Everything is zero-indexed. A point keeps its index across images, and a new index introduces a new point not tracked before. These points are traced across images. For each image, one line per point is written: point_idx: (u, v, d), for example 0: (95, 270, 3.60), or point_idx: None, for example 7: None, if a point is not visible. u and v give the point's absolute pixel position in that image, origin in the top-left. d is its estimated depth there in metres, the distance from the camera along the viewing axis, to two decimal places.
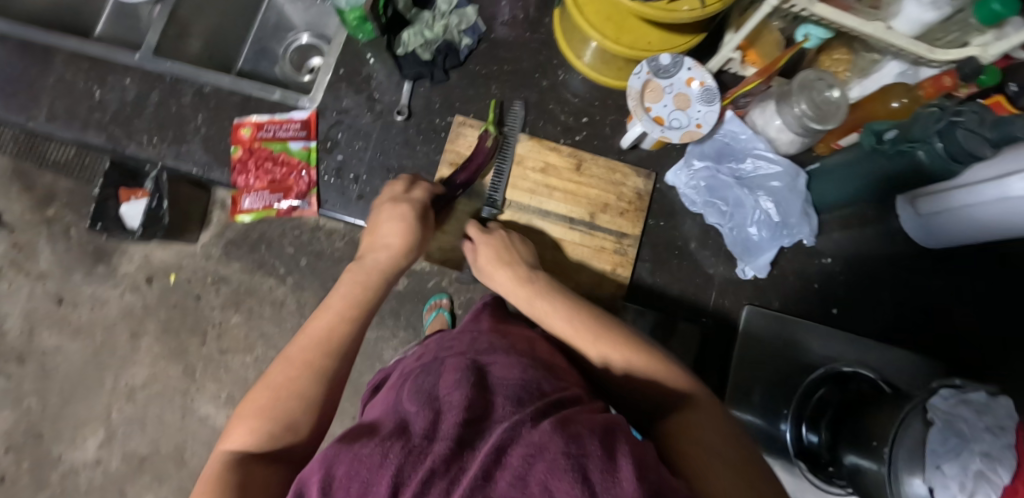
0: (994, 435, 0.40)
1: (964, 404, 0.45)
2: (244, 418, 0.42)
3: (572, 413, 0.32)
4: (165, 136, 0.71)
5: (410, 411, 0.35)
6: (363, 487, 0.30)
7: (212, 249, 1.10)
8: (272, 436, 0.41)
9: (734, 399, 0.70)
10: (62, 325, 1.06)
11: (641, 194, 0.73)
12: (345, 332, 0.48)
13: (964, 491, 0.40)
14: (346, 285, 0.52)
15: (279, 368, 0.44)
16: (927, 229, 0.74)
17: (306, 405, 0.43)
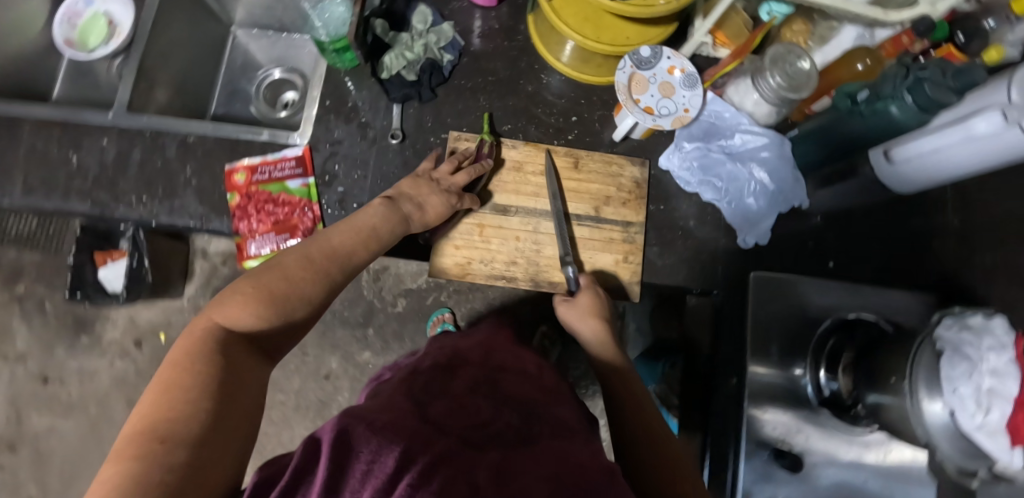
0: (996, 353, 0.48)
1: (965, 331, 0.53)
2: (241, 290, 0.48)
3: (542, 457, 0.43)
4: (155, 193, 0.69)
5: (430, 425, 0.45)
6: (374, 454, 0.39)
7: (198, 300, 1.29)
8: (256, 328, 0.48)
9: (755, 359, 0.73)
10: (54, 404, 1.26)
11: (639, 183, 0.75)
12: (337, 271, 0.55)
13: (979, 407, 0.48)
14: (353, 234, 0.58)
15: (280, 270, 0.51)
16: (899, 177, 0.77)
17: (302, 305, 0.51)
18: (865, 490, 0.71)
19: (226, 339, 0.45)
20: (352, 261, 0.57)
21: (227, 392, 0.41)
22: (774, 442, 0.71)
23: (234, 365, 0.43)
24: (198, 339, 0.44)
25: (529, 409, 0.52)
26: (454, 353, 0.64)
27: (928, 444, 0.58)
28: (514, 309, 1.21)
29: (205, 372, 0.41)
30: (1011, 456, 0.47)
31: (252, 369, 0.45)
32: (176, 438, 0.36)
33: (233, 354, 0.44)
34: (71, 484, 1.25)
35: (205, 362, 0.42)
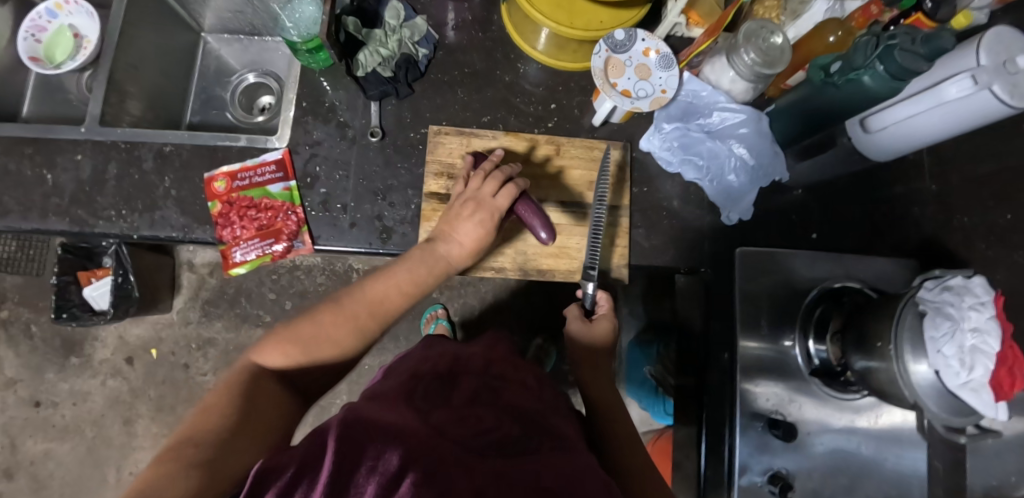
0: (977, 311, 0.57)
1: (946, 291, 0.60)
2: (280, 339, 0.55)
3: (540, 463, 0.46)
4: (135, 206, 0.68)
5: (434, 431, 0.47)
6: (375, 455, 0.41)
7: (188, 314, 1.29)
8: (286, 366, 0.55)
9: (747, 334, 0.74)
10: (48, 428, 1.25)
11: (620, 165, 0.77)
12: (375, 322, 0.59)
13: (964, 365, 0.56)
14: (395, 280, 0.61)
15: (319, 322, 0.57)
16: (874, 146, 0.79)
17: (333, 356, 0.57)
18: (857, 454, 0.73)
19: (261, 377, 0.53)
20: (388, 311, 0.60)
21: (252, 407, 0.49)
22: (768, 413, 0.73)
23: (261, 397, 0.51)
24: (242, 378, 0.52)
25: (529, 418, 0.54)
26: (462, 353, 0.66)
27: (916, 405, 0.61)
28: (508, 301, 1.21)
29: (232, 403, 0.48)
30: (992, 407, 0.56)
31: (276, 400, 0.52)
32: (208, 442, 0.44)
33: (262, 388, 0.52)
34: None
35: (236, 395, 0.49)
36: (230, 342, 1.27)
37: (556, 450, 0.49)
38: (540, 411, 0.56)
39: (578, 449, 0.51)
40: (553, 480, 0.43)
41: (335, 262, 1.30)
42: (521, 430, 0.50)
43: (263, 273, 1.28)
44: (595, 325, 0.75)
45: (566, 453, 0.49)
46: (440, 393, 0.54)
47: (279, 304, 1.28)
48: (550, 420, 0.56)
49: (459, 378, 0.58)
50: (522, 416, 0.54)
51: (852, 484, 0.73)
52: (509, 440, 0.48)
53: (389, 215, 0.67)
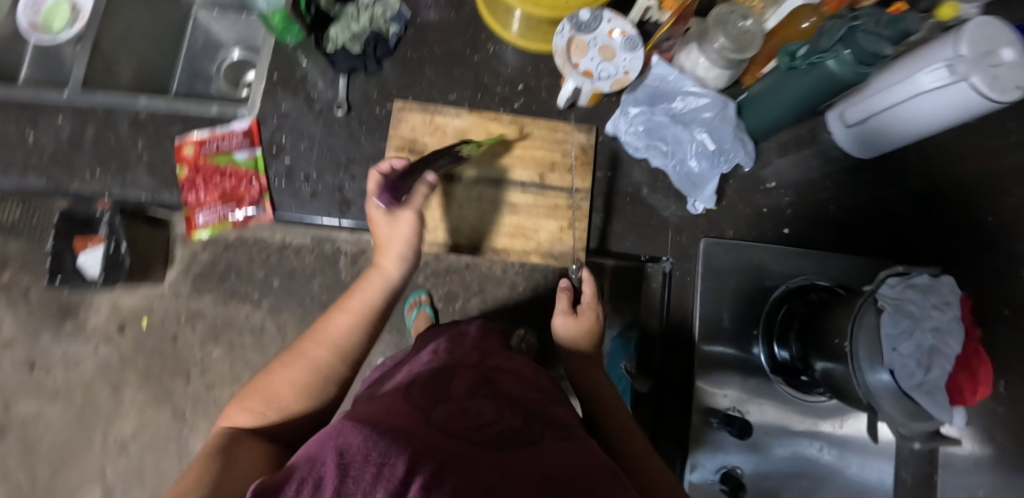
0: (940, 311, 0.55)
1: (911, 288, 0.57)
2: (244, 403, 0.53)
3: (558, 460, 0.40)
4: (108, 168, 0.75)
5: (438, 429, 0.41)
6: (380, 457, 0.34)
7: (180, 286, 1.24)
8: (261, 420, 0.51)
9: (710, 330, 0.77)
10: (38, 391, 1.20)
11: (585, 148, 0.81)
12: (326, 354, 0.56)
13: (921, 366, 0.54)
14: (348, 309, 0.60)
15: (276, 375, 0.54)
16: (855, 141, 0.79)
17: (297, 395, 0.54)
18: (816, 457, 0.76)
19: (236, 436, 0.49)
20: (352, 347, 0.58)
21: (233, 462, 0.44)
22: (725, 408, 0.75)
23: (240, 452, 0.46)
24: (214, 443, 0.48)
25: (529, 407, 0.49)
26: (449, 352, 0.60)
27: (869, 406, 0.58)
28: (494, 290, 1.20)
29: (212, 461, 0.43)
30: (947, 411, 0.54)
31: (258, 453, 0.47)
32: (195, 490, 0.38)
33: (241, 445, 0.47)
34: (59, 472, 1.19)
35: (213, 452, 0.45)
36: (218, 318, 1.23)
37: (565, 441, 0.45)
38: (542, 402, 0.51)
39: (588, 440, 0.47)
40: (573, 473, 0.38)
41: (323, 244, 1.23)
42: (529, 420, 0.45)
43: (254, 249, 1.23)
44: (580, 317, 0.71)
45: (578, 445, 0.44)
46: (434, 390, 0.49)
47: (269, 282, 1.24)
48: (559, 414, 0.50)
49: (452, 375, 0.52)
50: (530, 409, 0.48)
51: (813, 489, 0.76)
52: (521, 432, 0.43)
53: (349, 186, 0.77)
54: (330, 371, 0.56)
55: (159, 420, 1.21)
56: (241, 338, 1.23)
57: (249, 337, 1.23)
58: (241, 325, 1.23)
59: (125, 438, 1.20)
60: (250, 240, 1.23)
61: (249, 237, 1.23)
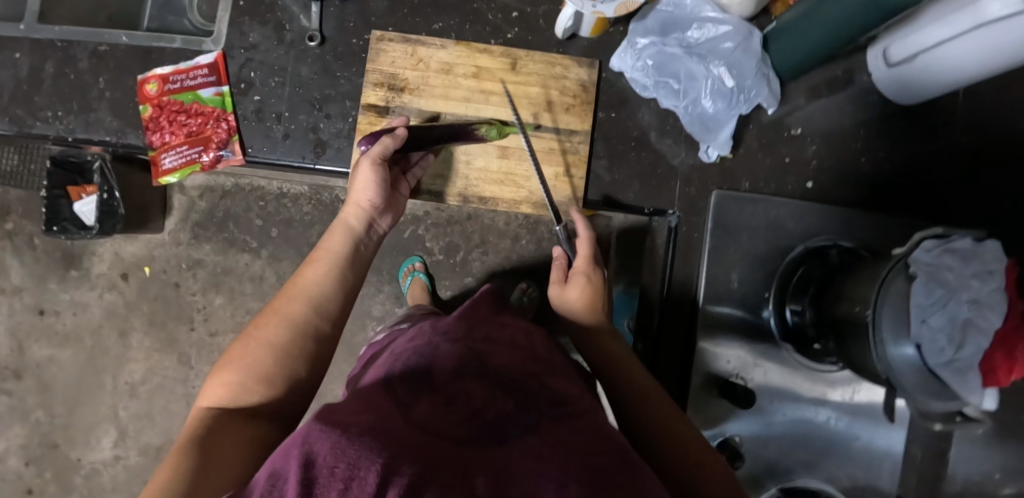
0: (981, 281, 0.46)
1: (948, 254, 0.49)
2: (220, 374, 0.47)
3: (544, 449, 0.38)
4: (68, 108, 0.72)
5: (422, 432, 0.38)
6: (350, 467, 0.31)
7: (179, 235, 1.22)
8: (238, 396, 0.46)
9: (716, 294, 0.72)
10: (51, 335, 1.21)
11: (585, 86, 0.74)
12: (304, 312, 0.52)
13: (952, 342, 0.48)
14: (321, 267, 0.57)
15: (250, 344, 0.48)
16: (900, 84, 0.70)
17: (279, 358, 0.48)
18: (824, 426, 0.74)
19: (218, 417, 0.44)
20: (331, 305, 0.54)
21: (211, 451, 0.39)
22: (729, 375, 0.72)
23: (220, 434, 0.42)
24: (190, 431, 0.42)
25: (520, 387, 0.46)
26: (431, 328, 0.56)
27: (889, 381, 0.55)
28: (495, 242, 1.16)
29: (191, 453, 0.38)
30: (977, 392, 0.48)
31: (246, 433, 0.43)
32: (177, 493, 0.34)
33: (223, 429, 0.42)
34: (73, 412, 1.21)
35: (192, 442, 0.40)
36: (219, 265, 1.21)
37: (561, 423, 0.43)
38: (535, 375, 0.49)
39: (588, 414, 0.46)
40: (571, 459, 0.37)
41: (321, 192, 1.21)
42: (519, 407, 0.44)
43: (251, 198, 1.20)
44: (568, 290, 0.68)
45: (575, 425, 0.43)
46: (415, 385, 0.46)
47: (266, 231, 1.21)
48: (549, 383, 0.49)
49: (433, 360, 0.49)
50: (515, 387, 0.46)
51: (814, 460, 0.74)
52: (508, 425, 0.41)
53: (325, 126, 0.73)
54: (313, 330, 0.51)
55: (166, 365, 1.21)
56: (241, 285, 1.21)
57: (249, 284, 1.22)
58: (241, 273, 1.21)
59: (134, 382, 1.21)
60: (246, 188, 1.21)
61: (246, 184, 1.21)
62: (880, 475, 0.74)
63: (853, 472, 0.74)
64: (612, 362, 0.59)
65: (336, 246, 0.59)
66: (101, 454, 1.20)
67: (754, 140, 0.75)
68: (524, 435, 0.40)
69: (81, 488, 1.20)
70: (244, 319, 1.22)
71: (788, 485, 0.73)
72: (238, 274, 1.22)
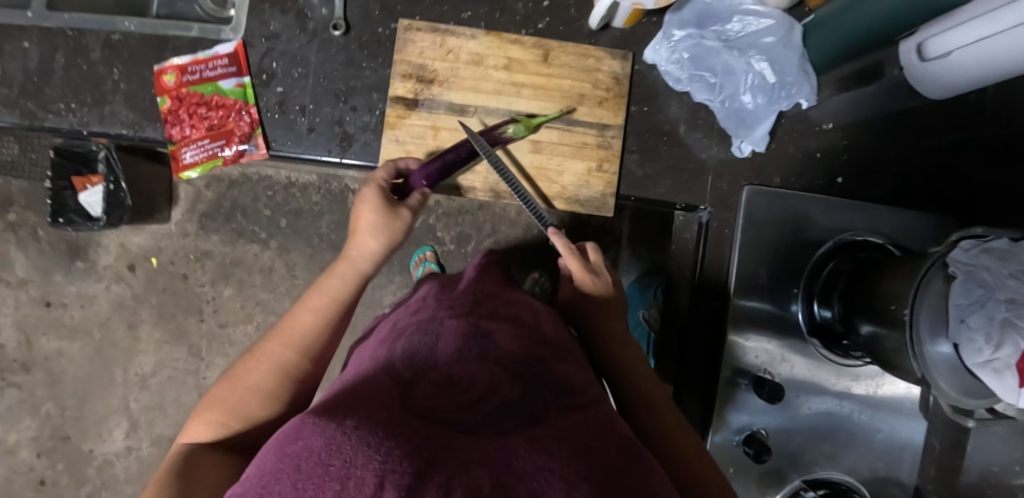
0: (1018, 281, 0.47)
1: (985, 254, 0.50)
2: (203, 413, 0.48)
3: (549, 438, 0.37)
4: (83, 100, 0.72)
5: (422, 424, 0.36)
6: (345, 464, 0.30)
7: (186, 226, 1.18)
8: (227, 431, 0.47)
9: (746, 288, 0.72)
10: (58, 327, 1.18)
11: (619, 78, 0.75)
12: (291, 356, 0.51)
13: (989, 342, 0.47)
14: (312, 307, 0.54)
15: (236, 381, 0.49)
16: (934, 79, 0.67)
17: (260, 401, 0.48)
18: (850, 419, 0.74)
19: (199, 454, 0.45)
20: (316, 345, 0.52)
21: (183, 490, 0.40)
22: (756, 370, 0.72)
23: (194, 474, 0.42)
24: (170, 467, 0.43)
25: (527, 370, 0.44)
26: (436, 305, 0.53)
27: (925, 380, 0.55)
28: (507, 232, 1.15)
29: (163, 490, 0.39)
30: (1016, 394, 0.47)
31: (220, 472, 0.43)
32: None
33: (198, 467, 0.43)
34: (84, 405, 1.18)
35: (165, 480, 0.41)
36: (227, 256, 1.18)
37: (566, 414, 0.41)
38: (540, 358, 0.46)
39: (593, 407, 0.44)
40: (575, 456, 0.35)
41: (331, 181, 1.18)
42: (526, 392, 0.41)
43: (259, 187, 1.17)
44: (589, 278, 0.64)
45: (580, 418, 0.41)
46: (418, 366, 0.44)
47: (274, 221, 1.18)
48: (556, 368, 0.47)
49: (438, 338, 0.46)
50: (522, 365, 0.44)
51: (837, 452, 0.74)
52: (512, 414, 0.39)
53: (351, 119, 0.74)
54: (296, 371, 0.50)
55: (176, 356, 1.18)
56: (251, 276, 1.18)
57: (259, 275, 1.18)
58: (251, 264, 1.18)
59: (144, 374, 1.18)
60: (254, 177, 1.17)
61: (254, 174, 1.17)
62: (900, 467, 0.74)
63: (873, 463, 0.74)
64: (629, 367, 0.57)
65: (335, 290, 0.56)
66: (114, 445, 1.18)
67: (784, 135, 0.75)
68: (528, 425, 0.38)
69: (95, 480, 1.18)
70: (254, 309, 1.19)
71: (810, 477, 0.73)
72: (247, 265, 1.18)
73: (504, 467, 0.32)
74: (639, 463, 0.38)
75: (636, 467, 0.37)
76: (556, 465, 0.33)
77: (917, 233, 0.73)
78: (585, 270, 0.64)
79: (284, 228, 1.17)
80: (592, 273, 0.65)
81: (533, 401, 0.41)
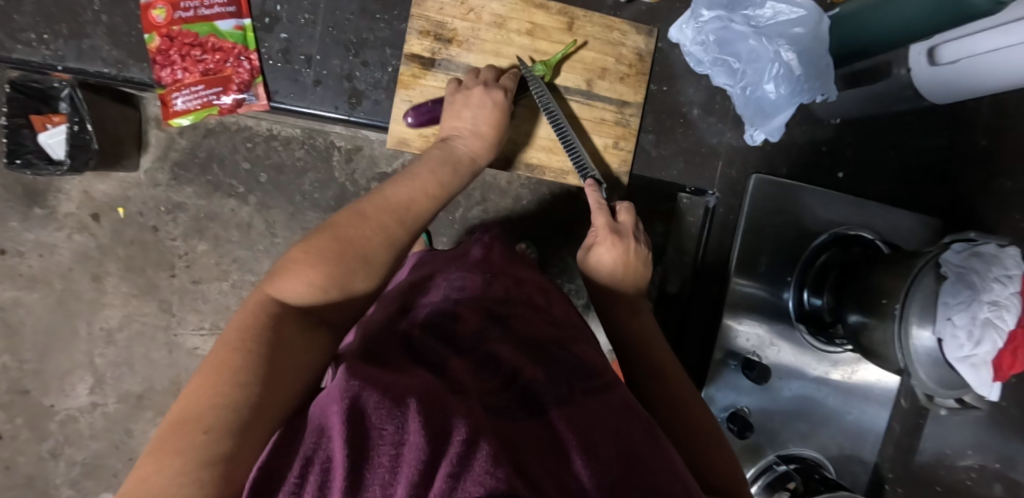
0: (1001, 284, 0.50)
1: (973, 258, 0.53)
2: (296, 270, 0.43)
3: (586, 419, 0.37)
4: (58, 31, 0.68)
5: (460, 395, 0.36)
6: (398, 433, 0.30)
7: (157, 175, 1.11)
8: (315, 301, 0.44)
9: (744, 269, 0.77)
10: (14, 277, 1.10)
11: (641, 55, 0.77)
12: (379, 256, 0.47)
13: (970, 339, 0.50)
14: (411, 188, 0.54)
15: (335, 239, 0.46)
16: (936, 84, 0.72)
17: (369, 272, 0.46)
18: (824, 403, 0.78)
19: (286, 318, 0.42)
20: (399, 253, 0.50)
21: (280, 367, 0.38)
22: (745, 352, 0.76)
23: (288, 344, 0.40)
24: (260, 321, 0.40)
25: (549, 355, 0.44)
26: (448, 280, 0.52)
27: (905, 369, 0.58)
28: (497, 201, 1.13)
29: (262, 367, 0.37)
30: (987, 385, 0.51)
31: (310, 350, 0.41)
32: (225, 424, 0.33)
33: (297, 335, 0.41)
34: (45, 358, 1.12)
35: (259, 341, 0.39)
36: (202, 210, 1.12)
37: (593, 394, 0.40)
38: (559, 344, 0.46)
39: (619, 385, 0.43)
40: (604, 439, 0.35)
41: (315, 137, 1.12)
42: (553, 376, 0.40)
43: (237, 139, 1.10)
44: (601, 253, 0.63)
45: (607, 398, 0.40)
46: (439, 349, 0.43)
47: (254, 175, 1.12)
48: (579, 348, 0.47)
49: (459, 323, 0.46)
50: (548, 348, 0.44)
51: (810, 430, 0.78)
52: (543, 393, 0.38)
53: (361, 74, 0.74)
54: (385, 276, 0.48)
55: (145, 311, 1.13)
56: (227, 232, 1.12)
57: (236, 231, 1.13)
58: (227, 220, 1.12)
59: (110, 328, 1.13)
60: (233, 127, 1.10)
61: (232, 123, 1.10)
62: (863, 446, 0.78)
63: (841, 442, 0.78)
64: (643, 341, 0.58)
65: (420, 206, 0.53)
66: (77, 400, 1.13)
67: (797, 127, 0.83)
68: (557, 404, 0.38)
69: (56, 435, 1.13)
70: (230, 267, 1.14)
71: (784, 452, 0.77)
72: (224, 220, 1.13)
73: (537, 452, 0.33)
74: (665, 441, 0.38)
75: (663, 444, 0.37)
76: (585, 447, 0.34)
77: (907, 233, 0.77)
78: (612, 228, 0.63)
79: (263, 184, 1.11)
80: (617, 234, 0.63)
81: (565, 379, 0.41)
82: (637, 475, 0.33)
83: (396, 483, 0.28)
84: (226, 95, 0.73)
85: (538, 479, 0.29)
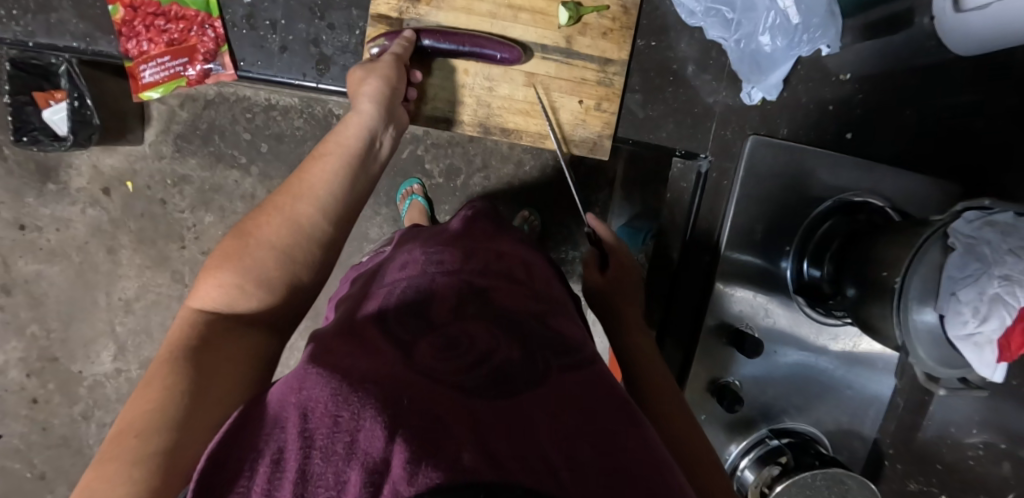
0: (1015, 258, 0.46)
1: (987, 227, 0.49)
2: (206, 277, 0.44)
3: (553, 398, 0.36)
4: (26, 6, 0.70)
5: (425, 379, 0.35)
6: (353, 420, 0.29)
7: (161, 148, 1.12)
8: (235, 302, 0.44)
9: (736, 243, 0.76)
10: (35, 250, 1.14)
11: (627, 9, 0.73)
12: (284, 245, 0.47)
13: (976, 316, 0.48)
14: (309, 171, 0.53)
15: (232, 242, 0.46)
16: (959, 28, 0.66)
17: (279, 262, 0.46)
18: (825, 372, 0.77)
19: (215, 326, 0.42)
20: (312, 229, 0.49)
21: (206, 371, 0.38)
22: (737, 322, 0.76)
23: (216, 348, 0.40)
24: (185, 331, 0.41)
25: (521, 327, 0.41)
26: (424, 255, 0.49)
27: (903, 348, 0.55)
28: (498, 167, 1.10)
29: (181, 372, 0.37)
30: (991, 366, 0.49)
31: (242, 356, 0.41)
32: (153, 429, 0.33)
33: (221, 341, 0.41)
34: (70, 327, 1.17)
35: (186, 349, 0.39)
36: (206, 182, 1.13)
37: (568, 373, 0.39)
38: (536, 317, 0.44)
39: (595, 364, 0.41)
40: (576, 419, 0.34)
41: (313, 105, 1.11)
42: (526, 353, 0.39)
43: (236, 107, 1.10)
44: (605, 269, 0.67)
45: (581, 375, 0.39)
46: (410, 325, 0.42)
47: (255, 145, 1.11)
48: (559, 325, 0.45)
49: (431, 298, 0.44)
50: (525, 321, 0.42)
51: (807, 403, 0.77)
52: (514, 372, 0.36)
53: (327, 39, 0.74)
54: (300, 261, 0.47)
55: (159, 282, 1.16)
56: (232, 203, 1.13)
57: (240, 202, 1.14)
58: (231, 191, 1.13)
59: (128, 298, 1.17)
60: (231, 97, 1.10)
61: (231, 93, 1.09)
62: (863, 420, 0.78)
63: (839, 417, 0.78)
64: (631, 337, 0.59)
65: (323, 186, 0.52)
66: (102, 367, 1.18)
67: (800, 84, 0.78)
68: (530, 384, 0.36)
69: (86, 399, 1.19)
70: None
71: (776, 426, 0.76)
72: (228, 191, 1.13)
73: (505, 435, 0.31)
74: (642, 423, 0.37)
75: (641, 425, 0.36)
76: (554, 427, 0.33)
77: (920, 200, 0.75)
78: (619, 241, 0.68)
79: (264, 153, 1.11)
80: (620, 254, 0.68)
81: (535, 355, 0.39)
82: (609, 457, 0.32)
83: (351, 470, 0.28)
84: (193, 66, 0.75)
85: (504, 465, 0.28)
